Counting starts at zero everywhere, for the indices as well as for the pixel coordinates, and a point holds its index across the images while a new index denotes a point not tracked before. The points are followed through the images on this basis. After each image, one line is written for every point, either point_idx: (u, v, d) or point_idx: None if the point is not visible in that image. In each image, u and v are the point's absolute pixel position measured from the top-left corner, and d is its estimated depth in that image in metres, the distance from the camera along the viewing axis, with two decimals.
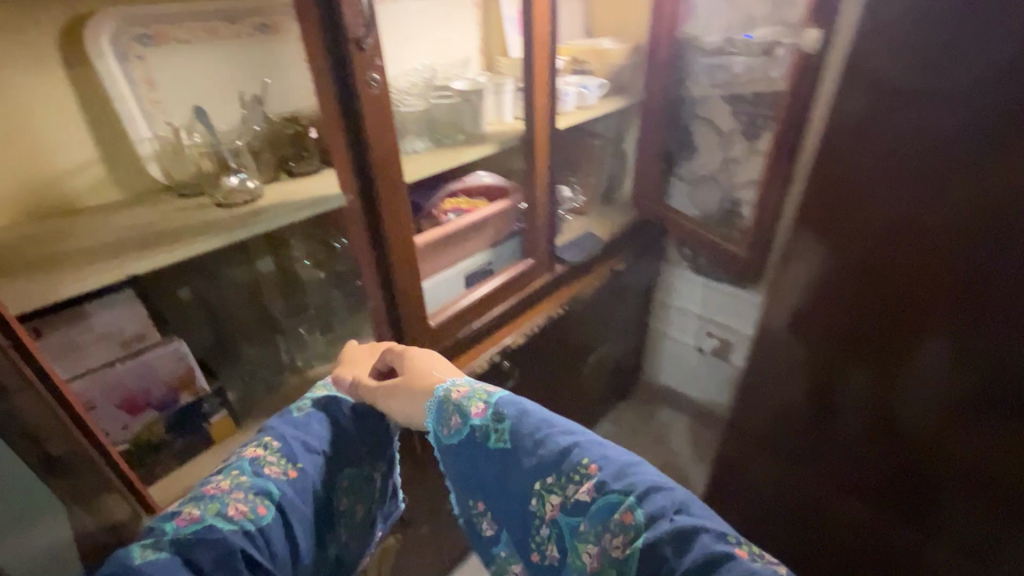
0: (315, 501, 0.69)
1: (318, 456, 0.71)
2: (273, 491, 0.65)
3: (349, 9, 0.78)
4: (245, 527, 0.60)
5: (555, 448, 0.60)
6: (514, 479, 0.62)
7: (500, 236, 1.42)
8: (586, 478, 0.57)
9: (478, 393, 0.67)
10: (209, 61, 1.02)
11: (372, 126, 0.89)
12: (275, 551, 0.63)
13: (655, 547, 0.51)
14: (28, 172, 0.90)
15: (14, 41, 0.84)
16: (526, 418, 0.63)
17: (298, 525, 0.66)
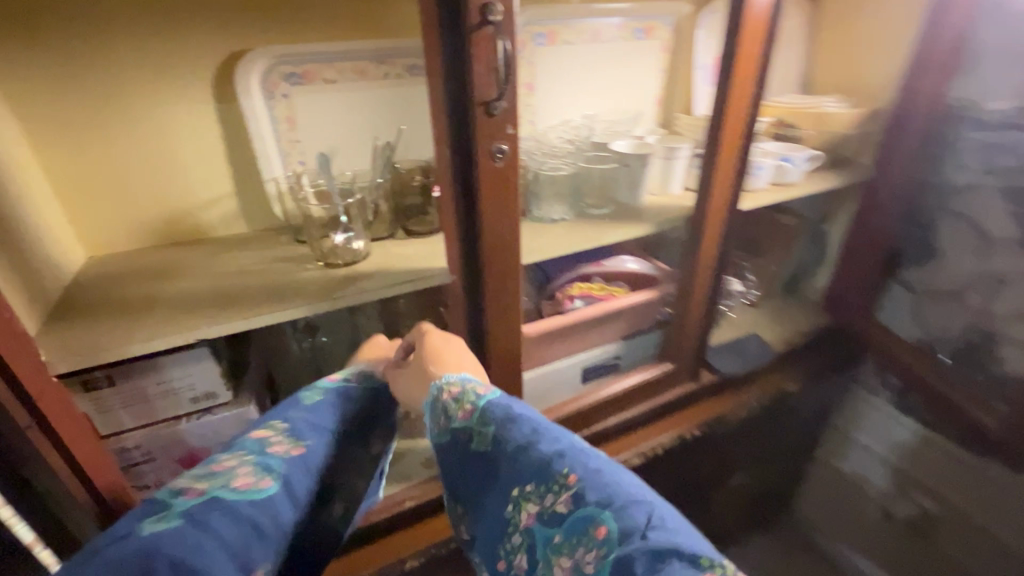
0: (321, 481, 0.58)
1: (325, 435, 0.60)
2: (284, 467, 0.54)
3: (482, 66, 0.61)
4: (252, 500, 0.50)
5: (539, 459, 0.58)
6: (496, 483, 0.60)
7: (636, 329, 1.15)
8: (564, 489, 0.55)
9: (469, 395, 0.65)
10: (352, 101, 0.95)
11: (490, 206, 0.71)
12: (284, 525, 0.52)
13: (625, 564, 0.48)
14: (169, 199, 0.92)
15: (177, 75, 0.85)
16: (514, 424, 0.61)
17: (306, 502, 0.55)
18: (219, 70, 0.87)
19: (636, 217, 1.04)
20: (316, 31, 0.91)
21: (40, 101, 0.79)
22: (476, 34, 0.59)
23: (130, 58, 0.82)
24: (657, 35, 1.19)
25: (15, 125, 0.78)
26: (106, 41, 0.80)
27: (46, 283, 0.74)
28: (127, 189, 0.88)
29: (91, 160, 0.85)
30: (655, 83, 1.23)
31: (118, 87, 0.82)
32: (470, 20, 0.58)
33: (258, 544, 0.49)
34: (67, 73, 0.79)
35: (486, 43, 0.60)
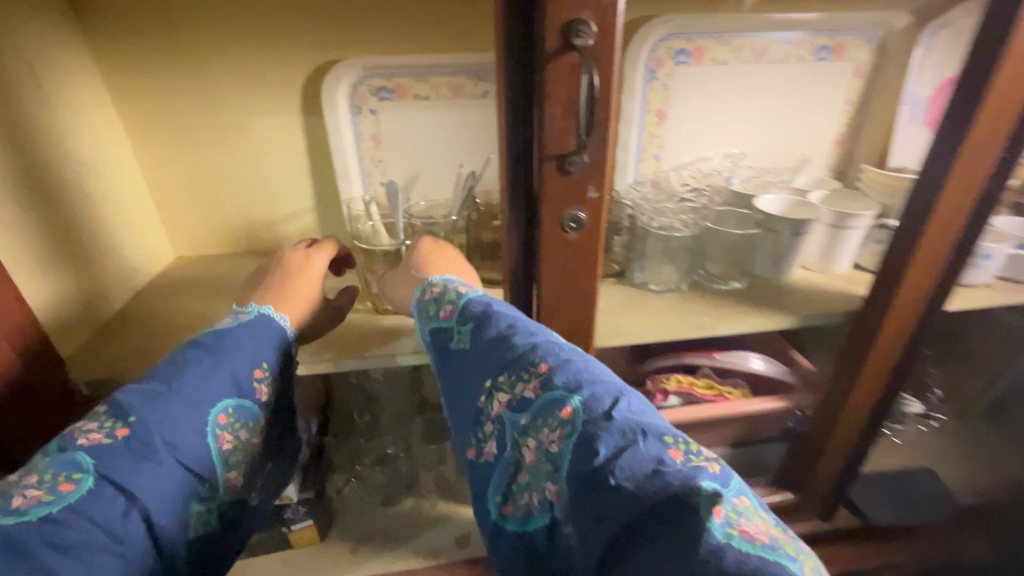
0: (178, 456, 0.48)
1: (166, 403, 0.49)
2: (94, 459, 0.45)
3: (557, 108, 0.44)
4: (39, 515, 0.41)
5: (511, 349, 0.53)
6: (470, 377, 0.56)
7: (756, 439, 0.87)
8: (533, 376, 0.50)
9: (451, 294, 0.62)
10: (445, 121, 0.84)
11: (554, 286, 0.54)
12: (115, 525, 0.44)
13: (588, 447, 0.42)
14: (250, 208, 0.89)
15: (267, 82, 0.80)
16: (491, 317, 0.57)
17: (141, 487, 0.46)
18: (309, 81, 0.81)
19: (776, 301, 0.77)
20: (414, 40, 0.80)
21: (143, 109, 0.80)
22: (552, 64, 0.42)
23: (224, 66, 0.78)
24: (850, 55, 0.89)
25: (118, 132, 0.80)
26: (204, 48, 0.77)
27: (100, 301, 0.76)
28: (215, 197, 0.87)
29: (184, 167, 0.84)
30: (837, 117, 0.93)
31: (212, 96, 0.80)
32: (546, 44, 0.41)
33: (67, 561, 0.40)
34: (168, 81, 0.78)
35: (565, 78, 0.42)
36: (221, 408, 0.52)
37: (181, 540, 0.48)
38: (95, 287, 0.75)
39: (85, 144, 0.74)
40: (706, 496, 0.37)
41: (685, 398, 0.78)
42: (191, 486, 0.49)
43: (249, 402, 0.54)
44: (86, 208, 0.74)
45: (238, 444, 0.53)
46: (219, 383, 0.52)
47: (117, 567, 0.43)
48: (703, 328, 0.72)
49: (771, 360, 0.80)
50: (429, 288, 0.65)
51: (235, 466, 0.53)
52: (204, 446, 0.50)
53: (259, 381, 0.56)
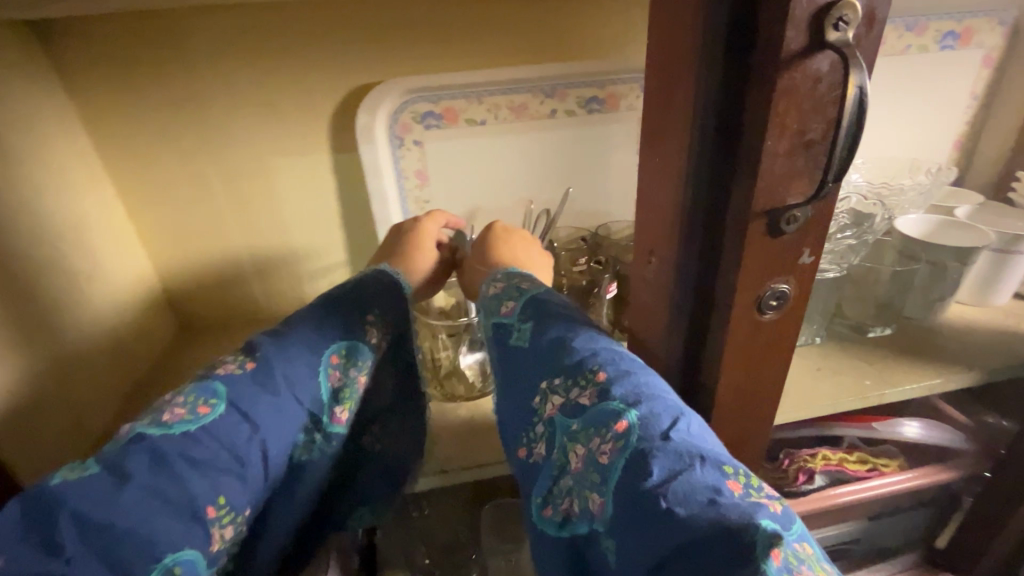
0: (296, 392, 0.42)
1: (291, 341, 0.44)
2: (227, 385, 0.39)
3: (783, 140, 0.28)
4: (180, 432, 0.36)
5: (569, 349, 0.37)
6: (511, 372, 0.40)
7: (901, 511, 0.73)
8: (583, 381, 0.34)
9: (512, 288, 0.44)
10: (504, 149, 0.69)
11: (734, 387, 0.38)
12: (238, 449, 0.37)
13: (641, 466, 0.29)
14: (271, 268, 0.73)
15: (287, 115, 0.64)
16: (551, 316, 0.40)
17: (264, 422, 0.39)
18: (338, 110, 0.65)
19: (941, 348, 0.62)
20: (463, 51, 0.65)
21: (135, 158, 0.64)
22: (790, 75, 0.27)
23: (233, 99, 0.62)
24: (979, 41, 0.74)
25: (104, 188, 0.64)
26: (207, 80, 0.61)
27: (89, 411, 0.58)
28: (227, 258, 0.71)
29: (187, 224, 0.69)
30: (960, 114, 0.78)
31: (219, 137, 0.64)
32: (785, 45, 0.26)
33: (198, 477, 0.35)
34: (164, 122, 0.62)
35: (804, 95, 0.27)
36: (335, 348, 0.45)
37: (286, 473, 0.42)
38: (80, 395, 0.57)
39: (64, 209, 0.58)
40: (765, 537, 0.24)
41: (834, 477, 0.63)
42: (305, 421, 0.43)
43: (362, 344, 0.47)
44: (69, 289, 0.57)
45: (348, 384, 0.45)
46: (333, 323, 0.46)
47: (242, 495, 0.38)
48: (867, 394, 0.56)
49: (932, 426, 0.64)
50: (490, 283, 0.46)
51: (343, 403, 0.45)
52: (316, 382, 0.43)
53: (371, 326, 0.48)
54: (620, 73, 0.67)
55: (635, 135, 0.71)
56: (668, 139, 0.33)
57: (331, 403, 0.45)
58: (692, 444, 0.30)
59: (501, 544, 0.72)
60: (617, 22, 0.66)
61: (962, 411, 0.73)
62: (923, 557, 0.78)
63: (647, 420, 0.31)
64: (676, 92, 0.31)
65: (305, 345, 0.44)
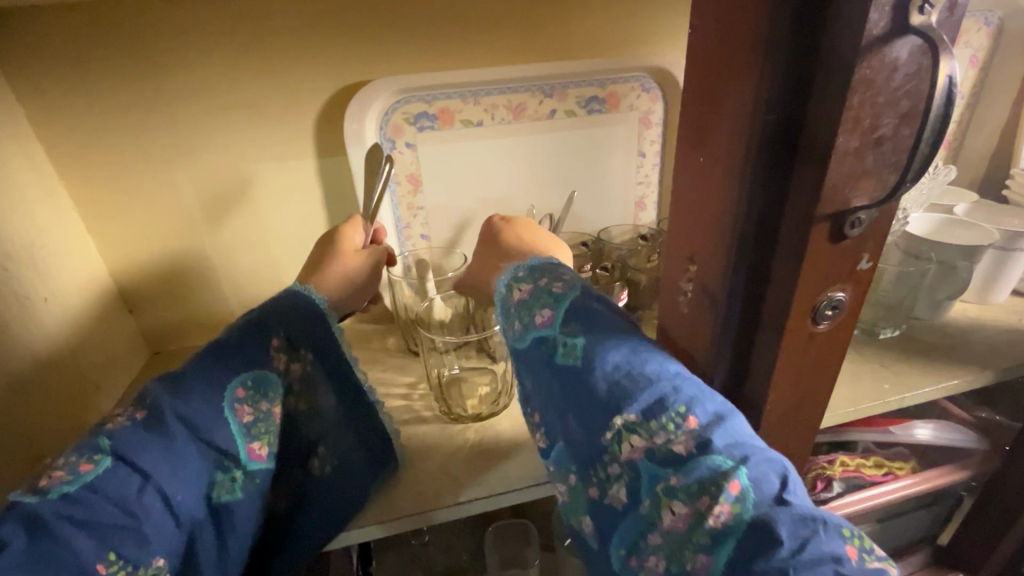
0: (196, 434, 0.38)
1: (187, 379, 0.40)
2: (109, 439, 0.36)
3: (856, 136, 0.26)
4: (58, 494, 0.33)
5: (645, 386, 0.32)
6: (563, 397, 0.35)
7: (910, 512, 0.73)
8: (678, 429, 0.30)
9: (542, 293, 0.39)
10: (500, 151, 0.66)
11: (781, 399, 0.36)
12: (129, 501, 0.34)
13: (767, 535, 0.27)
14: (253, 283, 0.68)
15: (265, 118, 0.59)
16: (610, 334, 0.35)
17: (162, 471, 0.36)
18: (322, 112, 0.60)
19: (949, 348, 0.61)
20: (456, 49, 0.61)
21: (96, 167, 0.58)
22: (870, 62, 0.24)
23: (206, 101, 0.57)
24: (968, 41, 0.74)
25: (60, 201, 0.57)
26: (175, 80, 0.55)
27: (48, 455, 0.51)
28: (200, 274, 0.66)
29: (156, 238, 0.62)
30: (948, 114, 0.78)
31: (191, 142, 0.58)
32: (867, 29, 0.23)
33: (86, 538, 0.32)
34: (129, 127, 0.57)
35: (882, 86, 0.25)
36: (238, 382, 0.41)
37: (204, 517, 0.38)
38: (37, 438, 0.50)
39: (16, 225, 0.51)
40: None
41: (852, 483, 0.62)
42: (217, 459, 0.39)
43: (268, 373, 0.43)
44: (22, 315, 0.50)
45: (262, 418, 0.42)
46: (234, 353, 0.42)
47: (145, 551, 0.34)
48: (888, 398, 0.55)
49: (945, 427, 0.63)
50: (512, 284, 0.42)
51: (264, 436, 0.42)
52: (220, 421, 0.39)
53: (276, 351, 0.44)
54: (620, 73, 0.65)
55: (634, 136, 0.69)
56: (717, 137, 0.30)
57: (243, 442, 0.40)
58: (804, 506, 0.28)
59: (506, 568, 0.68)
60: (616, 20, 0.63)
61: (961, 408, 0.74)
62: (929, 556, 0.78)
63: (758, 480, 0.28)
64: (730, 87, 0.28)
65: (198, 386, 0.40)
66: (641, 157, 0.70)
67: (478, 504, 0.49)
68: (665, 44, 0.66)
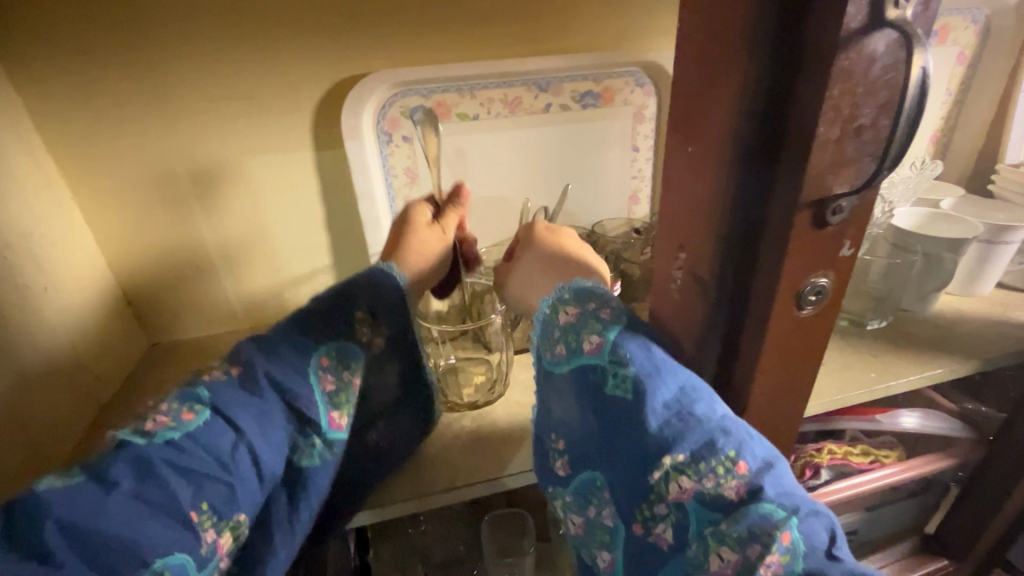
0: (285, 399, 0.40)
1: (278, 344, 0.41)
2: (206, 394, 0.37)
3: (836, 125, 0.27)
4: (165, 439, 0.34)
5: (695, 426, 0.33)
6: (609, 429, 0.36)
7: (898, 499, 0.74)
8: (732, 476, 0.32)
9: (589, 320, 0.38)
10: (496, 145, 0.67)
11: (767, 383, 0.37)
12: (224, 456, 0.35)
13: None
14: (251, 274, 0.68)
15: (263, 110, 0.60)
16: (661, 368, 0.35)
17: (258, 437, 0.37)
18: (320, 105, 0.61)
19: (934, 338, 0.63)
20: (451, 43, 0.62)
21: (98, 161, 0.58)
22: (849, 54, 0.25)
23: (206, 94, 0.58)
24: (955, 38, 0.75)
25: (60, 193, 0.58)
26: (177, 75, 0.56)
27: (46, 444, 0.51)
28: (200, 266, 0.66)
29: (155, 232, 0.63)
30: (936, 111, 0.79)
31: (192, 136, 0.59)
32: (845, 22, 0.24)
33: (184, 485, 0.33)
34: (132, 122, 0.57)
35: (860, 76, 0.26)
36: (324, 350, 0.42)
37: (281, 477, 0.40)
38: (31, 425, 0.50)
39: (13, 214, 0.51)
40: None
41: (838, 471, 0.63)
42: (300, 426, 0.41)
43: (352, 344, 0.44)
44: (22, 305, 0.51)
45: (343, 389, 0.43)
46: (321, 323, 0.43)
47: (234, 508, 0.36)
48: (874, 387, 0.56)
49: (931, 416, 0.65)
50: (557, 306, 0.40)
51: (343, 408, 0.43)
52: (308, 386, 0.41)
53: (360, 322, 0.45)
54: (614, 67, 0.66)
55: (628, 130, 0.70)
56: (706, 126, 0.31)
57: (325, 414, 0.42)
58: (850, 562, 0.32)
59: (501, 557, 0.69)
60: (610, 15, 0.64)
61: (949, 399, 0.75)
62: (918, 544, 0.80)
63: (807, 533, 0.31)
64: (718, 78, 0.29)
65: (291, 352, 0.41)
66: (635, 151, 0.71)
67: (476, 490, 0.50)
68: (658, 39, 0.67)
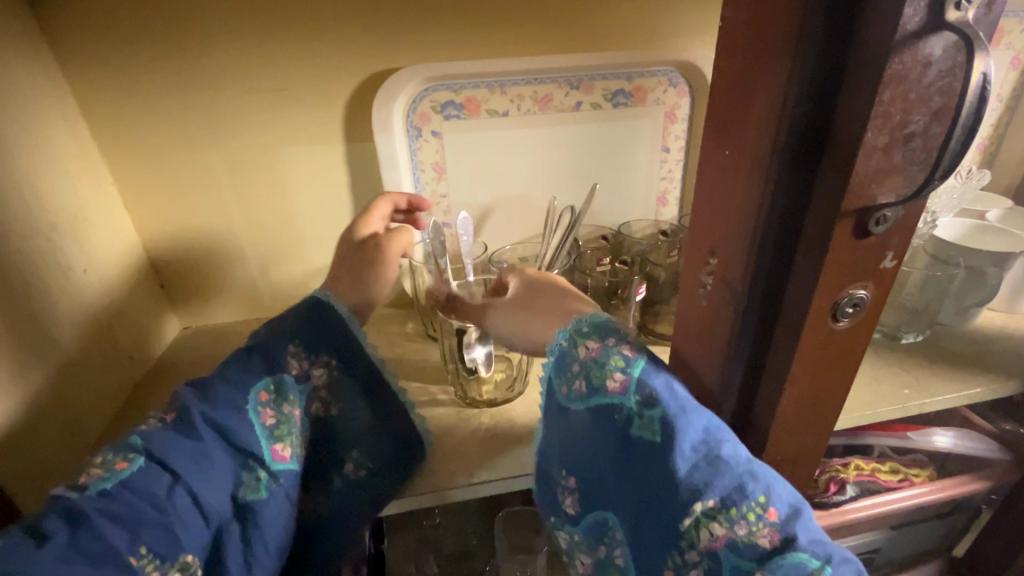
0: (223, 438, 0.40)
1: (213, 385, 0.42)
2: (138, 440, 0.37)
3: (885, 132, 0.26)
4: (96, 490, 0.35)
5: (725, 470, 0.33)
6: (635, 472, 0.35)
7: (924, 519, 0.72)
8: (762, 524, 0.32)
9: (612, 356, 0.37)
10: (524, 142, 0.66)
11: (798, 395, 0.36)
12: (159, 499, 0.36)
13: None
14: (279, 263, 0.70)
15: (297, 101, 0.60)
16: (688, 409, 0.35)
17: (196, 476, 0.37)
18: (352, 98, 0.61)
19: (973, 356, 0.60)
20: (482, 39, 0.61)
21: (136, 146, 0.60)
22: (903, 58, 0.24)
23: (242, 85, 0.59)
24: (1011, 41, 0.71)
25: (102, 178, 0.59)
26: (214, 63, 0.57)
27: (82, 421, 0.53)
28: (232, 253, 0.68)
29: (189, 217, 0.65)
30: (986, 118, 0.76)
31: (226, 124, 0.60)
32: (900, 25, 0.23)
33: (120, 532, 0.34)
34: (169, 108, 0.58)
35: (914, 82, 0.25)
36: (262, 386, 0.43)
37: (230, 514, 0.39)
38: (70, 401, 0.52)
39: (63, 200, 0.54)
40: None
41: (864, 487, 0.61)
42: (243, 459, 0.40)
43: (287, 376, 0.44)
44: (67, 287, 0.53)
45: (284, 420, 0.43)
46: (258, 358, 0.44)
47: (177, 550, 0.36)
48: (908, 403, 0.54)
49: (966, 436, 0.62)
50: (577, 340, 0.39)
51: (287, 438, 0.43)
52: (248, 423, 0.41)
53: (294, 355, 0.45)
54: (648, 66, 0.65)
55: (659, 130, 0.69)
56: (746, 126, 0.30)
57: (267, 445, 0.41)
58: None
59: (514, 553, 0.69)
60: (647, 13, 0.63)
61: (985, 419, 0.72)
62: (942, 566, 0.77)
63: None
64: (758, 81, 0.28)
65: (224, 389, 0.41)
66: (665, 152, 0.70)
67: (487, 485, 0.50)
68: (695, 37, 0.65)
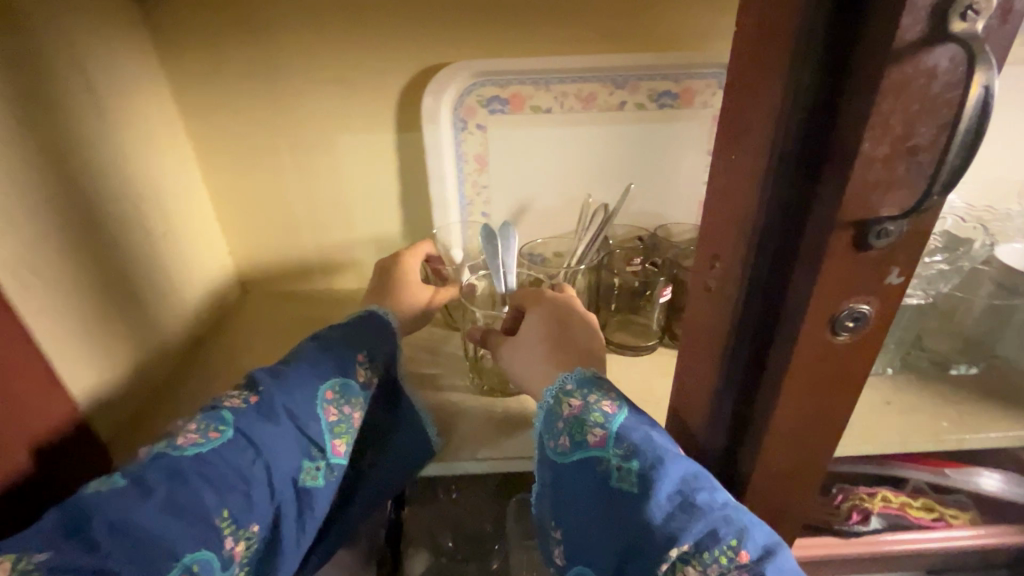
0: (299, 424, 0.45)
1: (289, 375, 0.46)
2: (228, 416, 0.42)
3: (885, 142, 0.25)
4: (193, 452, 0.40)
5: (700, 515, 0.36)
6: (612, 521, 0.38)
7: None
8: (735, 568, 0.34)
9: (592, 413, 0.42)
10: (566, 139, 0.68)
11: (795, 408, 0.35)
12: (244, 470, 0.40)
13: None
14: (331, 241, 0.76)
15: (355, 91, 0.65)
16: (663, 459, 0.38)
17: (277, 456, 0.42)
18: (405, 89, 0.66)
19: None
20: (531, 37, 0.63)
21: (216, 126, 0.67)
22: (903, 68, 0.23)
23: (308, 75, 0.64)
24: None
25: (186, 153, 0.67)
26: (286, 54, 0.63)
27: (153, 363, 0.61)
28: (290, 228, 0.74)
29: (256, 194, 0.72)
30: None
31: (292, 110, 0.66)
32: (898, 35, 0.23)
33: (209, 492, 0.38)
34: (244, 93, 0.65)
35: (917, 93, 0.24)
36: (329, 385, 0.47)
37: (293, 496, 0.43)
38: (145, 342, 0.60)
39: (152, 171, 0.62)
40: None
41: (892, 522, 0.58)
42: (308, 448, 0.45)
43: (352, 381, 0.49)
44: (150, 246, 0.61)
45: (344, 420, 0.47)
46: (330, 359, 0.49)
47: (256, 516, 0.40)
48: (943, 437, 0.51)
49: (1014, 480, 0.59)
50: (565, 398, 0.44)
51: (343, 435, 0.47)
52: (313, 414, 0.46)
53: (360, 364, 0.50)
54: (697, 68, 0.64)
55: (705, 133, 0.68)
56: (752, 131, 0.30)
57: (330, 438, 0.46)
58: None
59: (525, 538, 0.72)
60: (699, 13, 0.62)
61: None
62: None
63: None
64: (761, 87, 0.28)
65: (301, 383, 0.46)
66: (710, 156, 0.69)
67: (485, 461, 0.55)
68: None
